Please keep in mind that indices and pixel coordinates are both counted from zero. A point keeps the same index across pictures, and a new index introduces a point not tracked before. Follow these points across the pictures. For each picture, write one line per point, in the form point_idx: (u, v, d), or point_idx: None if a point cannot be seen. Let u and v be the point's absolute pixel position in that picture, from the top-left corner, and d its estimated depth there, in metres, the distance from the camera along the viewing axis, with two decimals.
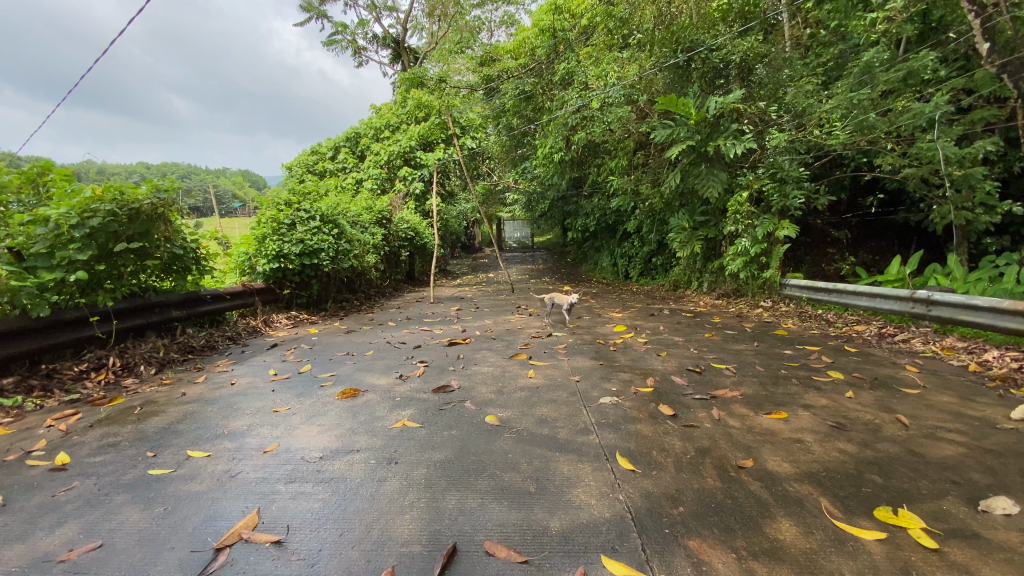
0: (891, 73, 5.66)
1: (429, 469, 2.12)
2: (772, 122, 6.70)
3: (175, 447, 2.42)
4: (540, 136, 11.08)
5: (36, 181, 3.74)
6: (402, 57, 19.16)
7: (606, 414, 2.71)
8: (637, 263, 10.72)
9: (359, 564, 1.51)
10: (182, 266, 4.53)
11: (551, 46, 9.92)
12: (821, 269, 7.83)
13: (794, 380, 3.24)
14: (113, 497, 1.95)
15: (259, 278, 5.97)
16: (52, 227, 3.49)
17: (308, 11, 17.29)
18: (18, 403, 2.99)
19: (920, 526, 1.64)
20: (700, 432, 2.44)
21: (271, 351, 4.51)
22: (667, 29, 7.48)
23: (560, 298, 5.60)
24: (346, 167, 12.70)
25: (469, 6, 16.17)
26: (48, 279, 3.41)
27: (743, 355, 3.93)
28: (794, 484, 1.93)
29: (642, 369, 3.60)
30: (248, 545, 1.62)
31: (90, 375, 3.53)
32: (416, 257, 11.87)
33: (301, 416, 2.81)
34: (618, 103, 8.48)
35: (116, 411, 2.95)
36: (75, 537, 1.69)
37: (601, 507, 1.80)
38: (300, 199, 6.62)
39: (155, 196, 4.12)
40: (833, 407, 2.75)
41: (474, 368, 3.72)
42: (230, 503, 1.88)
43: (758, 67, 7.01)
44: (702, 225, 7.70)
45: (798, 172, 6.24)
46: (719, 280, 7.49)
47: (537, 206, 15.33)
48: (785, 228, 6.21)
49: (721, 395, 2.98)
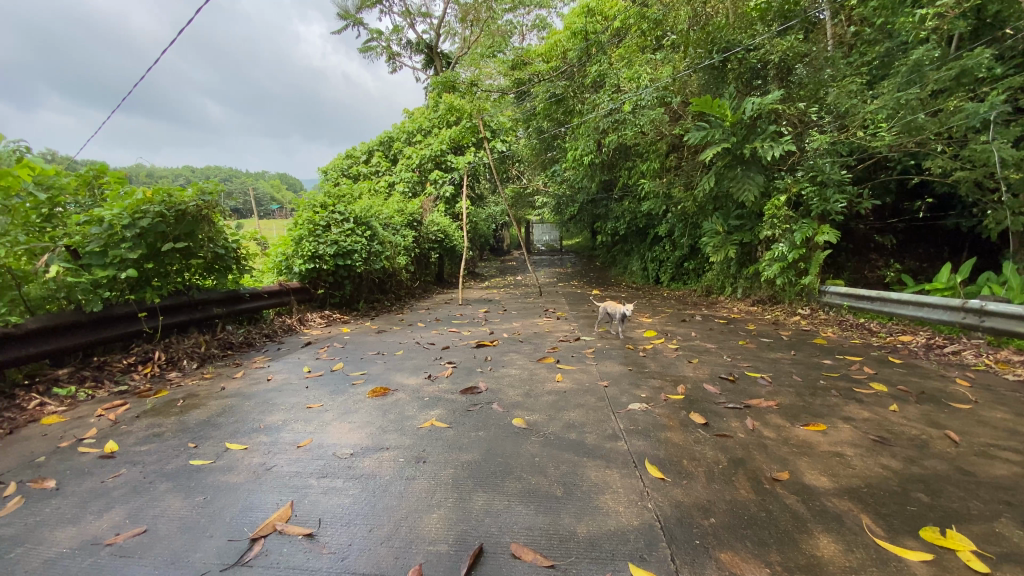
0: (943, 72, 5.38)
1: (457, 469, 2.13)
2: (813, 124, 6.50)
3: (215, 439, 2.52)
4: (570, 138, 11.06)
5: (91, 184, 3.93)
6: (435, 62, 19.42)
7: (636, 420, 2.67)
8: (667, 267, 10.58)
9: (389, 561, 1.53)
10: (223, 265, 4.72)
11: (583, 49, 9.98)
12: (863, 275, 7.52)
13: (833, 391, 3.11)
14: (157, 485, 2.04)
15: (295, 278, 6.16)
16: (105, 227, 3.67)
17: (345, 19, 17.76)
18: (71, 393, 3.18)
19: (969, 548, 1.55)
20: (733, 442, 2.38)
21: (305, 349, 4.64)
22: (702, 29, 7.32)
23: (614, 307, 5.16)
24: (379, 170, 13.10)
25: (502, 11, 16.36)
26: (100, 277, 3.63)
27: (780, 364, 3.81)
28: (832, 499, 1.85)
29: (673, 376, 3.53)
30: (282, 537, 1.67)
31: (137, 368, 3.71)
32: (446, 258, 12.11)
33: (333, 413, 2.88)
34: (650, 105, 8.36)
35: (159, 404, 3.09)
36: (121, 522, 1.77)
37: (629, 515, 1.77)
38: (335, 202, 6.81)
39: (200, 199, 4.31)
40: (876, 420, 2.62)
41: (502, 370, 3.74)
42: (266, 495, 1.94)
43: (798, 67, 6.74)
44: (737, 229, 7.55)
45: (839, 175, 6.03)
46: (754, 286, 7.30)
47: (567, 210, 15.26)
48: (825, 233, 5.98)
49: (756, 404, 2.89)
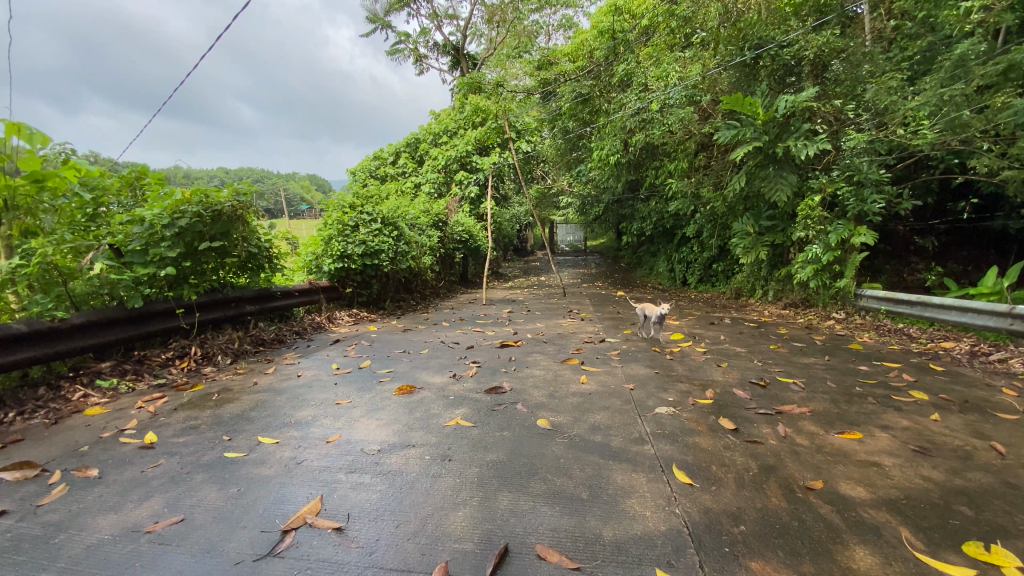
0: (989, 67, 5.07)
1: (482, 468, 2.14)
2: (849, 121, 6.30)
3: (247, 432, 2.59)
4: (596, 138, 10.98)
5: (133, 184, 4.10)
6: (461, 63, 19.57)
7: (663, 424, 2.64)
8: (695, 269, 10.40)
9: (415, 557, 1.55)
10: (256, 264, 4.86)
11: (610, 48, 9.65)
12: (901, 279, 7.24)
13: (870, 398, 3.00)
14: (193, 476, 2.12)
15: (324, 277, 6.30)
16: (146, 227, 3.82)
17: (374, 22, 18.06)
18: (113, 385, 3.33)
19: (1017, 565, 1.48)
20: (764, 448, 2.32)
21: (334, 347, 4.74)
22: (733, 25, 7.17)
23: (652, 309, 4.99)
24: (406, 171, 13.30)
25: (528, 11, 16.36)
26: (142, 274, 3.74)
27: (813, 369, 3.70)
28: (869, 510, 1.79)
29: (701, 380, 3.46)
30: (313, 530, 1.71)
31: (175, 362, 3.86)
32: (470, 258, 12.18)
33: (360, 409, 2.93)
34: (679, 104, 8.23)
35: (195, 397, 3.20)
36: (160, 511, 1.84)
37: (656, 520, 1.75)
38: (363, 203, 6.94)
39: (235, 199, 4.45)
40: (916, 430, 2.52)
41: (527, 371, 3.74)
42: (296, 488, 1.99)
43: (834, 63, 6.53)
44: (769, 230, 7.37)
45: (878, 175, 5.82)
46: (786, 289, 7.12)
47: (591, 210, 15.12)
48: (862, 234, 5.77)
49: (788, 410, 2.81)
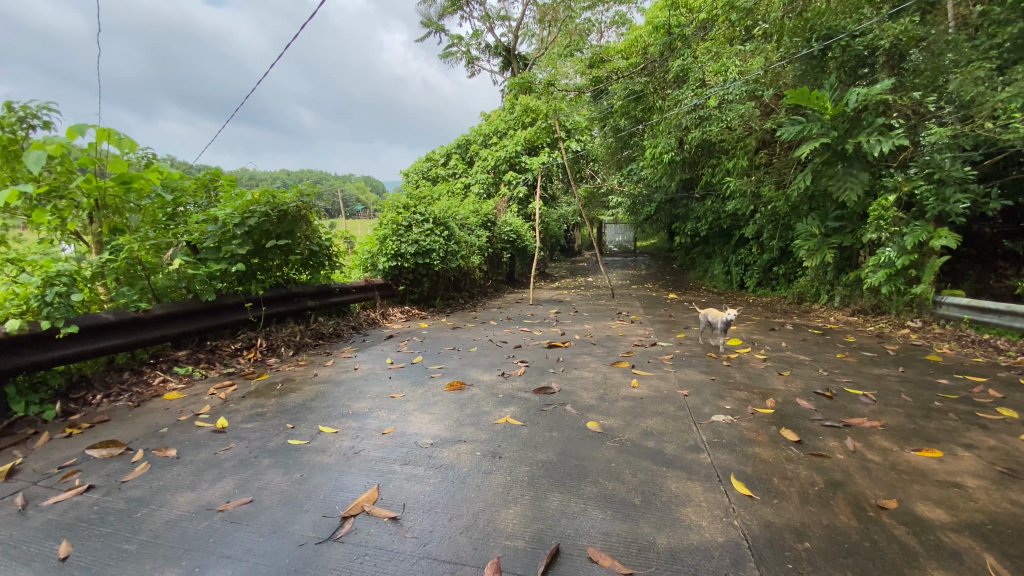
0: None
1: (532, 467, 2.15)
2: (930, 115, 5.83)
3: (309, 421, 2.73)
4: (649, 136, 10.73)
5: (208, 185, 4.39)
6: (513, 64, 19.68)
7: (719, 432, 2.54)
8: (753, 271, 9.96)
9: (468, 551, 1.58)
10: (317, 261, 5.09)
11: (665, 44, 9.54)
12: (988, 285, 6.62)
13: (951, 414, 2.77)
14: (260, 460, 2.25)
15: (379, 274, 6.52)
16: (219, 225, 4.08)
17: (428, 26, 18.51)
18: (189, 372, 3.60)
19: None
20: (830, 462, 2.19)
21: (387, 342, 4.89)
22: (799, 15, 6.82)
23: (716, 316, 4.74)
24: (457, 172, 13.58)
25: (580, 9, 16.20)
26: (215, 269, 4.01)
27: (885, 381, 3.45)
28: (950, 534, 1.66)
29: (760, 389, 3.31)
30: (370, 517, 1.78)
31: (243, 353, 4.12)
32: (518, 258, 12.24)
33: (414, 403, 3.01)
34: (739, 99, 7.90)
35: (261, 386, 3.41)
36: (231, 491, 1.97)
37: (712, 530, 1.69)
38: (417, 203, 7.12)
39: (299, 200, 4.68)
40: (1005, 450, 2.30)
41: (576, 372, 3.71)
42: (355, 477, 2.08)
43: (913, 52, 6.04)
44: (836, 231, 6.95)
45: (962, 172, 5.35)
46: (854, 294, 6.70)
47: (642, 210, 14.57)
48: (943, 237, 5.32)
49: (857, 424, 2.64)
